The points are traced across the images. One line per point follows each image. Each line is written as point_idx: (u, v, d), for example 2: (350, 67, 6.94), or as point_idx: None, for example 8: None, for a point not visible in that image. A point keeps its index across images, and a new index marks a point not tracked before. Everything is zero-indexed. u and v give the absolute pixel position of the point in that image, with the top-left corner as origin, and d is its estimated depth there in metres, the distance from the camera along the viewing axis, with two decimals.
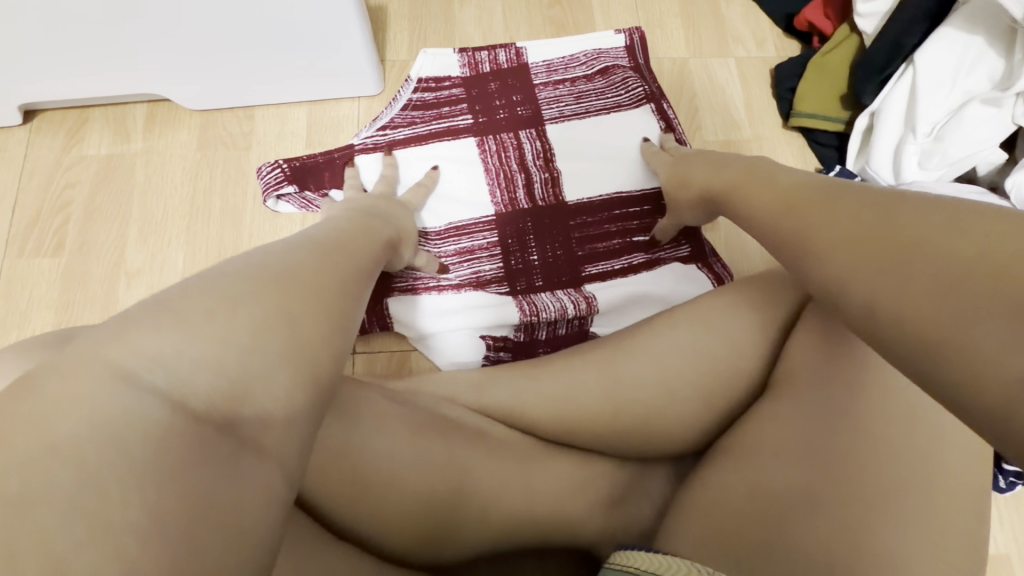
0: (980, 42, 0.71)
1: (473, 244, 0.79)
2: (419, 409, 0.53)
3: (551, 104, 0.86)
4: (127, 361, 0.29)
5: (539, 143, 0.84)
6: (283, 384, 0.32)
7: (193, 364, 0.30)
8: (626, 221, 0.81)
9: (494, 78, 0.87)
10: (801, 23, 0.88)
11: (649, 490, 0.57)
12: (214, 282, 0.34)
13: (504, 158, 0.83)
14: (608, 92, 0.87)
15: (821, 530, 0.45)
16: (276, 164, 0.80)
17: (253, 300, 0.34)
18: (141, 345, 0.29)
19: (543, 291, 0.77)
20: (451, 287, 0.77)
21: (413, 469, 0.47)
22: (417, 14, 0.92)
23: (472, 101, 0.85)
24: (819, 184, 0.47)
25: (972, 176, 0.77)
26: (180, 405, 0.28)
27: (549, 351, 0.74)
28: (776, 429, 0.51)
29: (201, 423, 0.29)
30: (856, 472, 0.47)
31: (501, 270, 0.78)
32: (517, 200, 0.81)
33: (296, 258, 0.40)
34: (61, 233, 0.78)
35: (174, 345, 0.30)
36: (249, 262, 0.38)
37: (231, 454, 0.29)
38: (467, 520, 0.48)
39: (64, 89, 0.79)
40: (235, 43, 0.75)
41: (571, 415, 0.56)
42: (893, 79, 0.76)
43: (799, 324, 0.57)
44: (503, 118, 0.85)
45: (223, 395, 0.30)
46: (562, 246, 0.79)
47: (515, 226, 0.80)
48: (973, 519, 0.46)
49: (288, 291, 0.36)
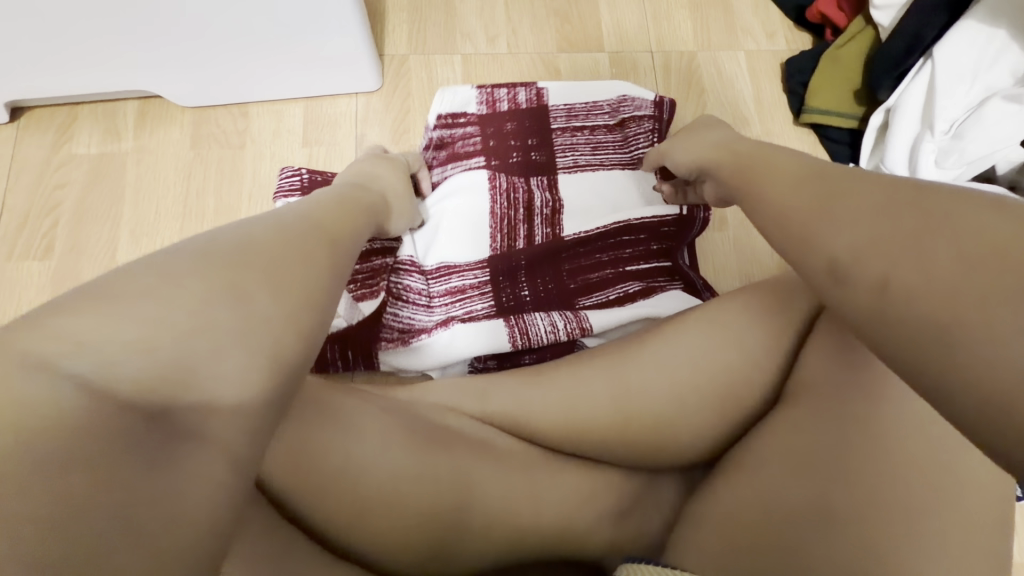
0: (1003, 36, 0.68)
1: (464, 284, 0.75)
2: (421, 419, 0.52)
3: (566, 152, 0.82)
4: (45, 349, 0.29)
5: (548, 195, 0.79)
6: (230, 369, 0.33)
7: (116, 349, 0.30)
8: (619, 250, 0.77)
9: (512, 119, 0.82)
10: (814, 15, 0.85)
11: (658, 501, 0.55)
12: (153, 266, 0.34)
13: (511, 201, 0.78)
14: (626, 145, 0.83)
15: (837, 547, 0.43)
16: (298, 171, 0.76)
17: (195, 281, 0.34)
18: (61, 333, 0.30)
19: (536, 314, 0.73)
20: (438, 325, 0.72)
21: (416, 483, 0.46)
22: (416, 5, 0.90)
23: (488, 139, 0.81)
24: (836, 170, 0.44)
25: (991, 176, 0.73)
26: (105, 394, 0.29)
27: (535, 360, 0.71)
28: (789, 440, 0.50)
29: (131, 412, 0.30)
30: (875, 485, 0.45)
31: (493, 309, 0.73)
32: (514, 246, 0.77)
33: (260, 237, 0.40)
34: (51, 234, 0.76)
35: (100, 327, 0.31)
36: (189, 242, 0.37)
37: (162, 445, 0.30)
38: (474, 534, 0.47)
39: (51, 87, 0.76)
40: (227, 39, 0.73)
41: (578, 425, 0.55)
42: (910, 74, 0.74)
43: (815, 331, 0.55)
44: (516, 161, 0.81)
45: (156, 384, 0.31)
46: (553, 279, 0.75)
47: (509, 263, 0.75)
48: (996, 534, 0.44)
49: (235, 268, 0.36)
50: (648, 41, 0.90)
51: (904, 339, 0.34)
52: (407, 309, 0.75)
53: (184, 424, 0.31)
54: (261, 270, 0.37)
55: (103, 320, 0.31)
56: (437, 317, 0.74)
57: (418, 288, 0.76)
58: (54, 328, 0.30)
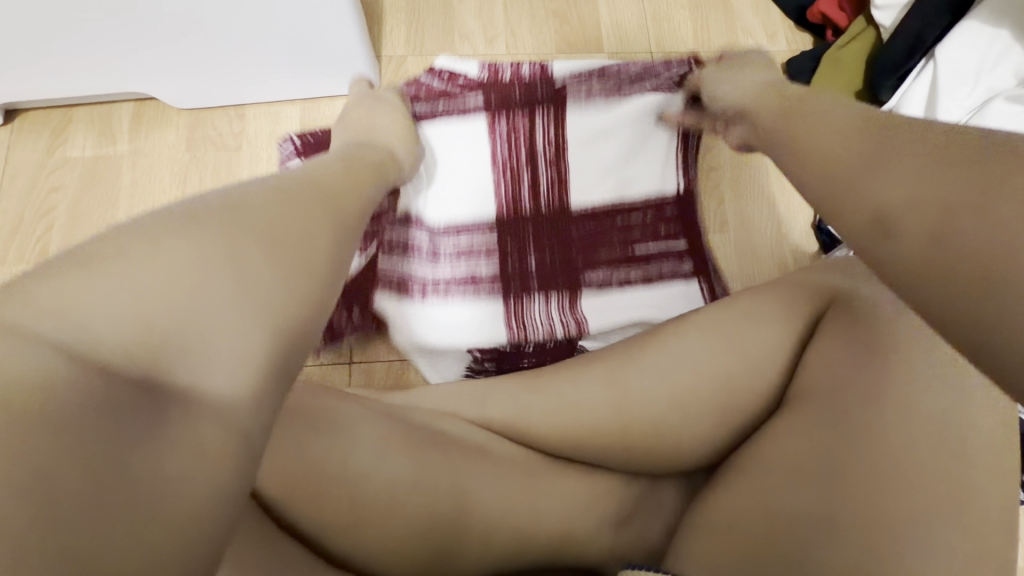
0: (1005, 39, 0.66)
1: (473, 243, 0.78)
2: (419, 425, 0.51)
3: (573, 91, 0.81)
4: (19, 313, 0.28)
5: (553, 132, 0.80)
6: (215, 331, 0.33)
7: (94, 314, 0.30)
8: (624, 230, 0.79)
9: (518, 83, 0.82)
10: (814, 15, 0.85)
11: (658, 507, 0.55)
12: (142, 232, 0.34)
13: (513, 143, 0.79)
14: (636, 79, 0.81)
15: (838, 555, 0.43)
16: (289, 138, 0.78)
17: (184, 250, 0.34)
18: (35, 300, 0.29)
19: (536, 298, 0.76)
20: (446, 289, 0.76)
21: (413, 491, 0.45)
22: (414, 6, 0.89)
23: (491, 92, 0.81)
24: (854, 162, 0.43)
25: None
26: (83, 357, 0.29)
27: (534, 364, 0.74)
28: (791, 446, 0.49)
29: (124, 381, 0.30)
30: (879, 492, 0.45)
31: (496, 278, 0.77)
32: (520, 201, 0.79)
33: (245, 200, 0.40)
34: (45, 238, 0.75)
35: (77, 291, 0.30)
36: (172, 208, 0.37)
37: (142, 411, 0.30)
38: (472, 542, 0.46)
39: (45, 89, 0.76)
40: (223, 44, 0.72)
41: (579, 430, 0.54)
42: (913, 74, 0.73)
43: (817, 335, 0.54)
44: (518, 99, 0.80)
45: (149, 353, 0.31)
46: (558, 250, 0.77)
47: (516, 233, 0.78)
48: (999, 541, 0.44)
49: (219, 232, 0.36)
50: (647, 42, 0.89)
51: None
52: (408, 259, 0.78)
53: (166, 389, 0.31)
54: (247, 230, 0.38)
55: (80, 282, 0.31)
56: (445, 277, 0.77)
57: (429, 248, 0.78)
58: (27, 296, 0.29)
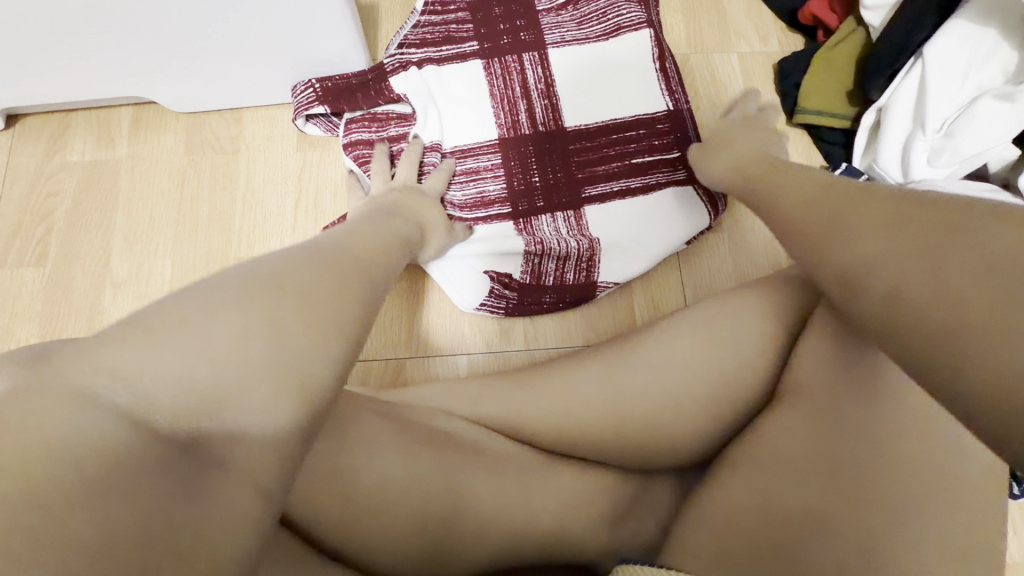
0: (993, 37, 0.66)
1: (479, 165, 0.78)
2: (414, 423, 0.51)
3: (552, 30, 0.82)
4: (94, 379, 0.30)
5: (541, 69, 0.81)
6: (256, 397, 0.33)
7: (153, 378, 0.31)
8: (624, 145, 0.79)
9: (499, 3, 0.83)
10: (807, 17, 0.83)
11: (653, 504, 0.55)
12: (198, 295, 0.35)
13: (508, 81, 0.80)
14: (609, 13, 0.83)
15: (828, 552, 0.43)
16: (310, 83, 0.79)
17: (234, 312, 0.34)
18: (107, 363, 0.31)
19: (544, 213, 0.77)
20: (463, 206, 0.77)
21: (407, 488, 0.45)
22: (408, 8, 0.90)
23: (478, 24, 0.82)
24: (846, 190, 0.48)
25: (983, 173, 0.72)
26: (141, 421, 0.30)
27: (556, 298, 0.75)
28: (782, 441, 0.49)
29: (164, 440, 0.31)
30: (872, 487, 0.45)
31: (505, 191, 0.77)
32: (518, 123, 0.79)
33: (299, 268, 0.39)
34: (44, 242, 0.76)
35: (137, 361, 0.31)
36: (233, 271, 0.37)
37: (193, 473, 0.31)
38: (464, 538, 0.47)
39: (43, 93, 0.76)
40: (217, 49, 0.72)
41: (572, 429, 0.55)
42: (902, 72, 0.72)
43: (806, 330, 0.54)
44: (507, 42, 0.82)
45: (191, 411, 0.32)
46: (561, 168, 0.78)
47: (517, 150, 0.78)
48: (986, 534, 0.44)
49: (267, 296, 0.35)
50: None
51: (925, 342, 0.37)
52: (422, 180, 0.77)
53: (215, 453, 0.32)
54: (295, 302, 0.36)
55: (136, 345, 0.31)
56: (456, 195, 0.77)
57: None
58: (92, 357, 0.31)
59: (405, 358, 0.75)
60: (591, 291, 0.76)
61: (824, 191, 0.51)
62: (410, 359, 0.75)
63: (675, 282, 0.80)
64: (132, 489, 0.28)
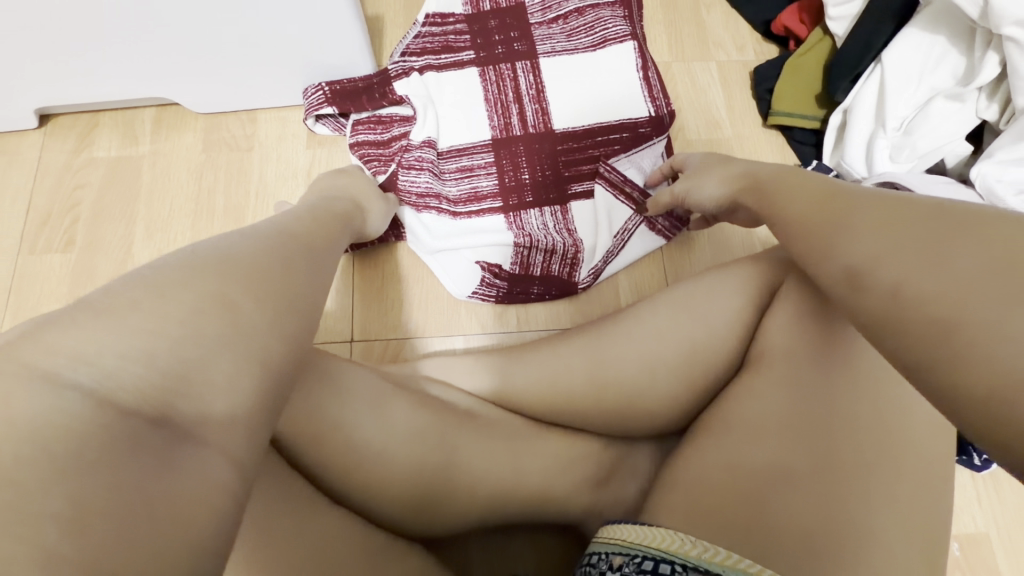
0: (942, 43, 0.73)
1: (473, 163, 0.83)
2: (410, 389, 0.55)
3: (544, 41, 0.89)
4: (45, 361, 0.27)
5: (533, 77, 0.87)
6: (225, 371, 0.32)
7: (112, 358, 0.29)
8: (608, 146, 0.85)
9: (494, 16, 0.90)
10: (779, 28, 0.90)
11: (636, 470, 0.61)
12: (143, 278, 0.33)
13: (502, 87, 0.86)
14: (596, 26, 0.89)
15: (792, 502, 0.47)
16: (320, 86, 0.84)
17: (186, 288, 0.33)
18: (58, 344, 0.28)
19: (532, 208, 0.82)
20: (459, 200, 0.82)
21: (407, 444, 0.50)
22: (411, 19, 0.96)
23: (475, 35, 0.89)
24: (785, 176, 0.53)
25: (942, 169, 0.78)
26: (107, 400, 0.28)
27: (543, 288, 0.79)
28: (752, 405, 0.54)
29: (130, 416, 0.28)
30: (834, 445, 0.49)
31: (496, 187, 0.82)
32: (511, 125, 0.85)
33: (244, 250, 0.39)
34: (71, 231, 0.81)
35: (84, 341, 0.29)
36: (170, 258, 0.36)
37: (170, 446, 0.28)
38: (456, 491, 0.52)
39: (74, 94, 0.82)
40: (235, 52, 0.79)
41: (560, 398, 0.60)
42: (864, 77, 0.78)
43: (773, 305, 0.58)
44: (502, 52, 0.88)
45: (158, 390, 0.30)
46: (549, 166, 0.83)
47: (508, 149, 0.84)
48: (937, 484, 0.48)
49: (225, 279, 0.35)
50: None
51: (873, 306, 0.39)
52: (416, 173, 0.81)
53: (192, 431, 0.30)
54: (245, 283, 0.36)
55: (91, 327, 0.29)
56: (451, 190, 0.82)
57: (433, 183, 0.81)
58: (42, 338, 0.28)
59: (404, 338, 0.79)
60: (574, 286, 0.81)
61: (819, 202, 0.46)
62: (408, 338, 0.79)
63: (657, 272, 0.85)
64: (111, 459, 0.26)
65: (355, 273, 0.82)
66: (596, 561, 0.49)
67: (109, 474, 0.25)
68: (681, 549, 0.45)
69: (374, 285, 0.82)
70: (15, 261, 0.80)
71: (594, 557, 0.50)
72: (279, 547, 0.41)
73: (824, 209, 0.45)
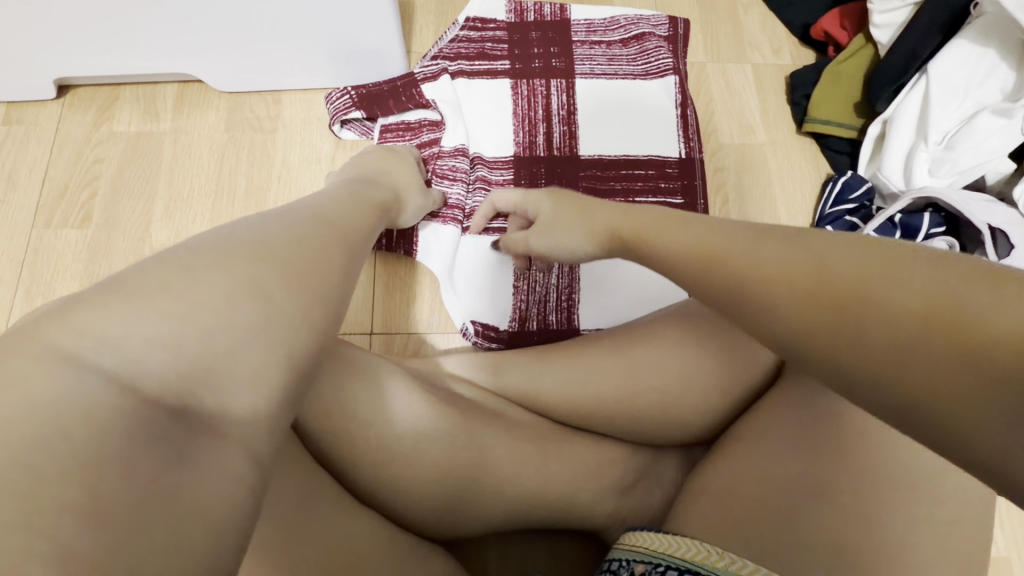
0: (992, 56, 0.71)
1: (492, 178, 0.81)
2: (440, 388, 0.54)
3: (584, 61, 0.87)
4: (68, 341, 0.28)
5: (566, 97, 0.85)
6: (252, 363, 0.31)
7: (142, 343, 0.29)
8: (630, 181, 0.82)
9: (536, 28, 0.89)
10: (819, 33, 0.88)
11: (659, 478, 0.60)
12: (175, 262, 0.33)
13: (532, 103, 0.85)
14: (640, 58, 0.88)
15: (827, 521, 0.46)
16: (345, 90, 0.83)
17: (215, 272, 0.33)
18: (82, 326, 0.28)
19: None
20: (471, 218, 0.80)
21: (434, 442, 0.49)
22: (443, 6, 0.94)
23: (512, 45, 0.87)
24: (716, 235, 0.40)
25: (980, 185, 0.76)
26: (130, 387, 0.28)
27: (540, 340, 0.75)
28: (787, 418, 0.52)
29: (154, 405, 0.28)
30: (868, 463, 0.48)
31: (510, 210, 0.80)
32: (535, 144, 0.83)
33: (278, 234, 0.38)
34: (89, 206, 0.79)
35: (112, 320, 0.29)
36: (206, 239, 0.35)
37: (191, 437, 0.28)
38: (483, 493, 0.51)
39: (97, 67, 0.80)
40: (262, 30, 0.77)
41: (586, 403, 0.58)
42: (907, 88, 0.76)
43: None
44: (538, 67, 0.86)
45: (180, 377, 0.29)
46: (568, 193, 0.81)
47: (529, 169, 0.82)
48: (978, 507, 0.47)
49: (259, 263, 0.34)
50: None
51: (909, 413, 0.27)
52: (447, 183, 0.81)
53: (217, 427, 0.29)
54: (287, 272, 0.35)
55: (114, 306, 0.30)
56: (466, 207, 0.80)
57: (460, 197, 0.80)
58: (73, 320, 0.29)
59: (422, 333, 0.78)
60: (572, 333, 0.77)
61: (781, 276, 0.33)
62: (428, 335, 0.78)
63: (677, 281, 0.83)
64: (126, 453, 0.25)
65: (378, 263, 0.80)
66: (619, 568, 0.48)
67: (130, 466, 0.25)
68: (707, 560, 0.44)
69: (398, 273, 0.80)
70: (30, 234, 0.78)
71: (614, 565, 0.49)
72: (305, 542, 0.40)
73: (735, 266, 0.35)
